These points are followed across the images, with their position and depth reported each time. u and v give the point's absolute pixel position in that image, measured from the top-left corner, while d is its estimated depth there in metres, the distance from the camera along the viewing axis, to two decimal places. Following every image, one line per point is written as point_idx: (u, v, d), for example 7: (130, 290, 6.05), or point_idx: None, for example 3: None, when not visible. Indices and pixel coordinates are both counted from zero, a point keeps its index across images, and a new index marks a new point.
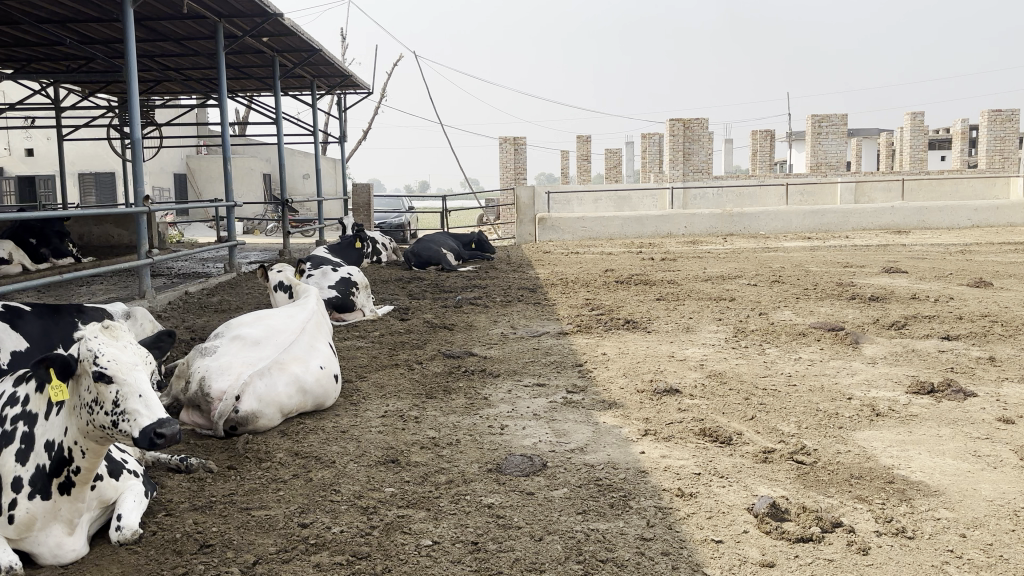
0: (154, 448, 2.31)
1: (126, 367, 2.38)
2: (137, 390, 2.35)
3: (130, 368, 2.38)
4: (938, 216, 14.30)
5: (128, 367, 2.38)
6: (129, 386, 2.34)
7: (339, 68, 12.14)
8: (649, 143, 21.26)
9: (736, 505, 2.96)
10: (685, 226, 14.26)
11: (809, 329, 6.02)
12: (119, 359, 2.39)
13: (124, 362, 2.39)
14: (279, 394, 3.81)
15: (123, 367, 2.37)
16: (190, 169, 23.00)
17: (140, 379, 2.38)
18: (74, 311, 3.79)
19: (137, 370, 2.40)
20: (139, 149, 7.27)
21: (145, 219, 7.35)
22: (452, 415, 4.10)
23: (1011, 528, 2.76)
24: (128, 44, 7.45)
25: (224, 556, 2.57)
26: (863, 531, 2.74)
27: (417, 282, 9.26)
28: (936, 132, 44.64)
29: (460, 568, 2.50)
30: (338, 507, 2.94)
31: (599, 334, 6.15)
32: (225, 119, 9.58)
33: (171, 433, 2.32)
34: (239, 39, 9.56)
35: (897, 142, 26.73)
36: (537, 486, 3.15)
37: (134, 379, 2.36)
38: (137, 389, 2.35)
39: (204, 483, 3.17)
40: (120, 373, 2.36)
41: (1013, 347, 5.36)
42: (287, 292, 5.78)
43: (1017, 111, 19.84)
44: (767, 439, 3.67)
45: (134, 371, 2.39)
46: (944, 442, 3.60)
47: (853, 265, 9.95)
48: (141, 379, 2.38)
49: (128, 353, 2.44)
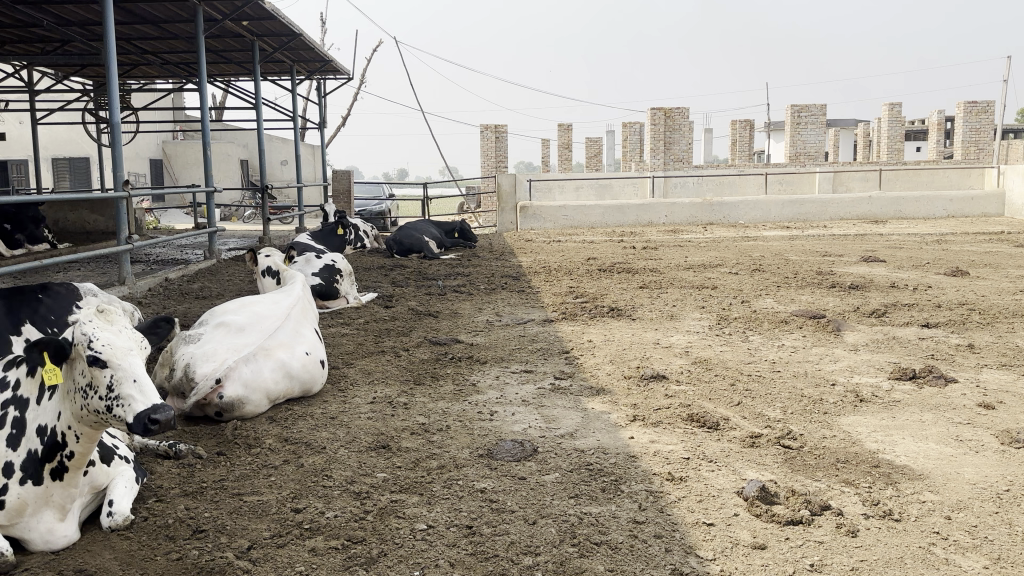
0: (147, 434, 2.28)
1: (121, 352, 2.36)
2: (132, 375, 2.32)
3: (125, 353, 2.37)
4: (914, 207, 14.48)
5: (123, 352, 2.36)
6: (124, 371, 2.33)
7: (320, 53, 12.03)
8: (630, 132, 21.23)
9: (725, 488, 2.99)
10: (665, 216, 14.33)
11: (791, 317, 6.08)
12: (113, 343, 2.37)
13: (119, 347, 2.37)
14: (265, 379, 3.79)
15: (118, 352, 2.35)
16: (166, 155, 22.72)
17: (135, 365, 2.36)
18: (38, 289, 3.49)
19: (132, 356, 2.38)
20: (117, 133, 7.12)
21: (123, 204, 7.24)
22: (441, 401, 4.10)
23: (995, 510, 2.82)
24: (105, 22, 7.32)
25: (218, 541, 2.57)
26: (851, 514, 2.79)
27: (401, 270, 9.23)
28: (912, 123, 45.37)
29: (456, 552, 2.51)
30: (331, 492, 2.94)
31: (584, 322, 6.19)
32: (205, 103, 9.46)
33: (164, 419, 2.29)
34: (218, 23, 9.46)
35: (874, 133, 26.98)
36: (529, 470, 3.17)
37: (129, 364, 2.35)
38: (131, 374, 2.33)
39: (194, 468, 3.16)
40: (115, 358, 2.34)
41: (991, 334, 5.45)
42: (276, 278, 5.73)
43: (992, 103, 20.09)
44: (753, 424, 3.71)
45: (130, 357, 2.37)
46: (927, 427, 3.66)
47: (831, 254, 10.05)
48: (136, 364, 2.36)
49: (124, 338, 2.41)
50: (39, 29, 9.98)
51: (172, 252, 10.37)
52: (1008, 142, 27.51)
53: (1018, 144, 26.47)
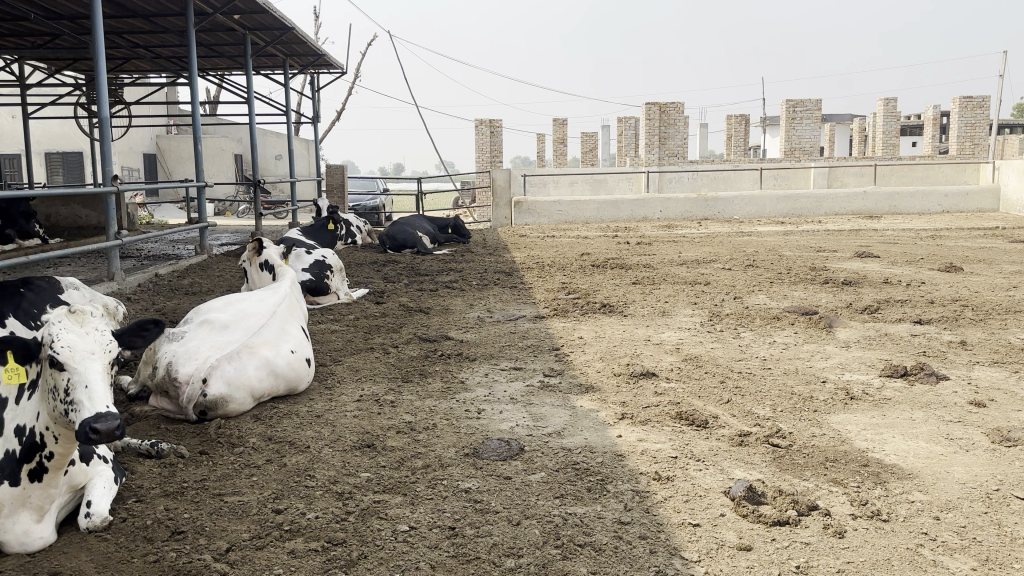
0: (89, 444, 2.15)
1: (80, 355, 2.30)
2: (85, 380, 2.26)
3: (84, 356, 2.30)
4: (909, 202, 14.47)
5: (82, 355, 2.30)
6: (78, 375, 2.27)
7: (312, 47, 11.96)
8: (625, 126, 21.11)
9: (712, 488, 2.96)
10: (661, 210, 14.30)
11: (782, 313, 6.05)
12: (74, 346, 2.31)
13: (79, 349, 2.31)
14: (250, 377, 3.73)
15: (76, 354, 2.29)
16: (159, 150, 22.63)
17: (91, 369, 2.29)
18: (20, 284, 3.46)
19: (91, 359, 2.31)
20: (106, 127, 7.02)
21: (113, 199, 7.15)
22: (428, 399, 4.07)
23: (984, 511, 2.79)
24: (92, 13, 7.22)
25: (197, 543, 2.52)
26: (839, 514, 2.76)
27: (393, 266, 9.18)
28: (908, 119, 45.41)
29: (437, 553, 2.47)
30: (313, 492, 2.90)
31: (575, 318, 6.16)
32: (196, 97, 9.39)
33: (104, 428, 2.14)
34: (209, 16, 9.38)
35: (870, 128, 27.00)
36: (515, 470, 3.14)
37: (85, 368, 2.28)
38: (85, 379, 2.26)
39: (176, 468, 3.12)
40: (72, 361, 2.28)
41: (983, 331, 5.43)
42: (272, 272, 5.66)
43: (987, 98, 20.09)
44: (743, 423, 3.68)
45: (88, 360, 2.30)
46: (917, 425, 3.63)
47: (825, 250, 10.03)
48: (93, 368, 2.29)
49: (88, 341, 2.35)
50: (28, 23, 9.89)
51: (163, 247, 10.31)
52: (1003, 137, 27.57)
53: (1014, 141, 26.43)
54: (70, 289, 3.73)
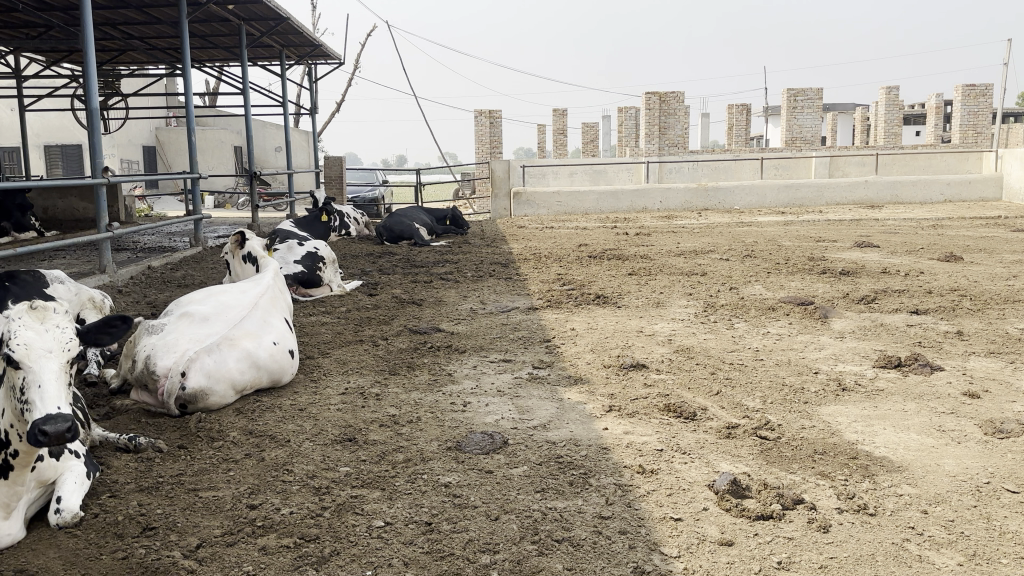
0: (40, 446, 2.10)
1: (35, 354, 2.26)
2: (38, 380, 2.22)
3: (39, 355, 2.26)
4: (910, 191, 14.37)
5: (37, 354, 2.26)
6: (32, 373, 2.23)
7: (308, 38, 11.89)
8: (625, 117, 20.98)
9: (697, 482, 2.91)
10: (660, 201, 14.21)
11: (778, 303, 5.98)
12: (31, 344, 2.28)
13: (35, 348, 2.28)
14: (230, 369, 3.67)
15: (31, 353, 2.25)
16: (159, 142, 22.58)
17: (45, 368, 2.25)
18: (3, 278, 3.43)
19: (47, 359, 2.27)
20: (95, 119, 6.94)
21: (104, 191, 7.09)
22: (414, 391, 4.02)
23: (974, 504, 2.73)
24: (81, 2, 7.16)
25: (168, 539, 2.48)
26: (825, 508, 2.70)
27: (389, 257, 9.11)
28: (910, 108, 45.21)
29: (412, 550, 2.42)
30: (290, 488, 2.85)
31: (569, 309, 6.10)
32: (189, 88, 9.33)
33: (55, 430, 2.09)
34: (201, 6, 9.30)
35: (873, 116, 26.84)
36: (497, 464, 3.08)
37: (39, 367, 2.24)
38: (38, 379, 2.22)
39: (153, 463, 3.07)
40: (26, 359, 2.24)
41: (980, 321, 5.36)
42: (256, 264, 5.59)
43: (990, 86, 19.88)
44: (731, 415, 3.62)
45: (44, 359, 2.27)
46: (909, 417, 3.57)
47: (824, 239, 9.95)
48: (47, 368, 2.25)
49: (46, 338, 2.31)
50: (20, 14, 9.83)
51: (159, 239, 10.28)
52: (1007, 127, 27.39)
53: (1018, 127, 26.19)
54: (53, 283, 3.72)
